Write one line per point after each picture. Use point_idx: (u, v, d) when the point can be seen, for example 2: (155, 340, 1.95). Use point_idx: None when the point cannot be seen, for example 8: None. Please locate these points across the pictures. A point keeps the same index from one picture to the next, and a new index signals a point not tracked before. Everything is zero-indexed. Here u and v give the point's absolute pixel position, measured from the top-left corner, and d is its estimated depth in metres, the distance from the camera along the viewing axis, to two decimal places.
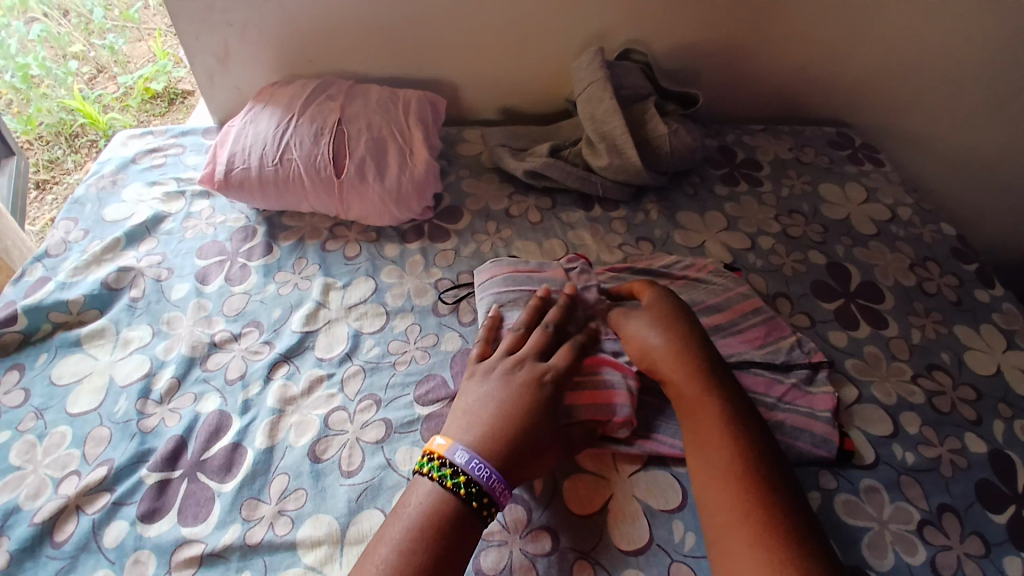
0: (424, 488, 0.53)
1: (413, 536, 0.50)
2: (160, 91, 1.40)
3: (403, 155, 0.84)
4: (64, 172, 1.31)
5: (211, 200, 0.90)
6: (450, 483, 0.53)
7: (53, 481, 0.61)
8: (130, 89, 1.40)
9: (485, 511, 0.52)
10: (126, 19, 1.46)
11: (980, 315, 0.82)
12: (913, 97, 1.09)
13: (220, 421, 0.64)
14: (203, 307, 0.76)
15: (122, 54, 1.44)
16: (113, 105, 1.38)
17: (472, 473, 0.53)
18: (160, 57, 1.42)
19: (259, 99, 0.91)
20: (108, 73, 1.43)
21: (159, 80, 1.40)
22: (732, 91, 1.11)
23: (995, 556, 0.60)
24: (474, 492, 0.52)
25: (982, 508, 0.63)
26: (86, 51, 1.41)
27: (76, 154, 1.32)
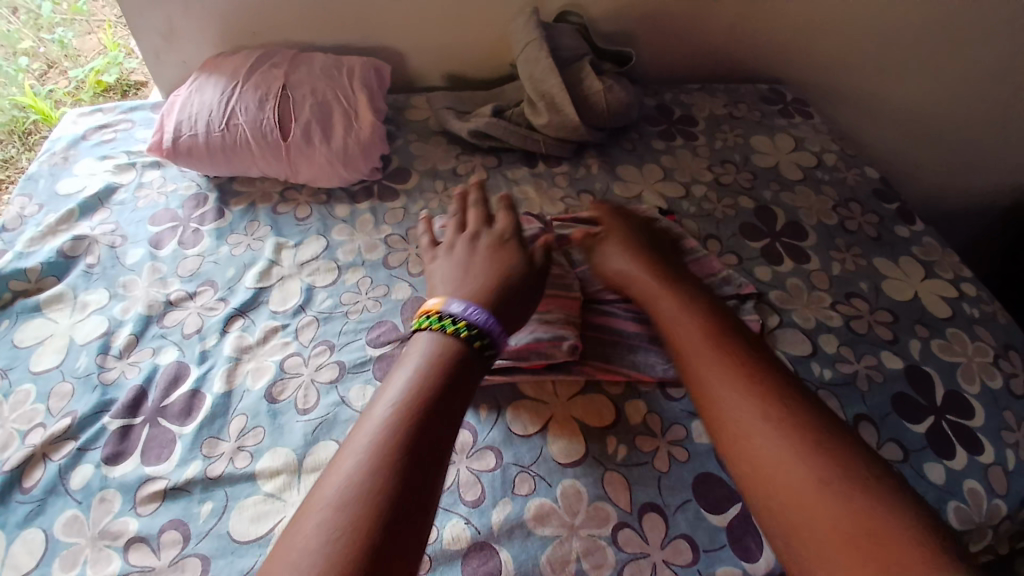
0: (422, 338, 0.56)
1: (415, 389, 0.51)
2: (113, 83, 1.31)
3: (349, 117, 0.87)
4: (20, 171, 1.19)
5: (162, 170, 0.92)
6: (454, 331, 0.56)
7: (20, 434, 0.63)
8: (82, 83, 1.29)
9: (485, 351, 0.56)
10: (75, 11, 1.33)
11: (899, 248, 0.89)
12: (839, 52, 1.15)
13: (179, 371, 0.67)
14: (158, 270, 0.78)
15: (73, 47, 1.31)
16: (66, 101, 1.28)
17: (470, 318, 0.57)
18: (112, 48, 1.33)
19: (203, 70, 0.93)
20: (59, 68, 1.30)
21: (111, 73, 1.31)
22: (669, 53, 1.16)
23: (915, 461, 0.67)
24: (475, 333, 0.56)
25: (899, 418, 0.70)
26: (35, 47, 1.28)
27: (31, 151, 1.21)
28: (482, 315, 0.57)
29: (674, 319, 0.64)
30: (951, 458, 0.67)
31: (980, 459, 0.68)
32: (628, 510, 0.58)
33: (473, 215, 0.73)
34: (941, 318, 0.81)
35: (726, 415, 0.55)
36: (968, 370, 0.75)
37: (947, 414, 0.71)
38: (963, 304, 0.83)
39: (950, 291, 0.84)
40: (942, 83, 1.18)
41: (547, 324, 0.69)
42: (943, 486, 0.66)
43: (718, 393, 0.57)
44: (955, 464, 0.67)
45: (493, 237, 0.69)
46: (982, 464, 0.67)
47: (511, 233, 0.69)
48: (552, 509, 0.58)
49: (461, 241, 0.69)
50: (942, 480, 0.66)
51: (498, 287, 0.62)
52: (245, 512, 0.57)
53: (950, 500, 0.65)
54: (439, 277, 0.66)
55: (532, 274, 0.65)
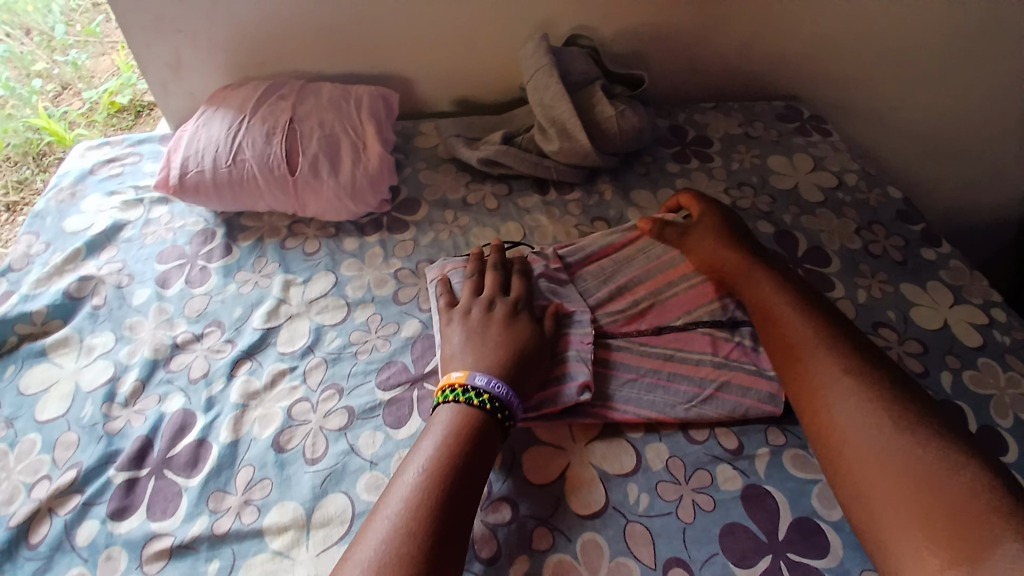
0: (443, 412, 0.59)
1: (429, 478, 0.53)
2: (126, 104, 1.27)
3: (356, 150, 0.86)
4: (34, 192, 1.18)
5: (170, 206, 0.91)
6: (476, 403, 0.58)
7: (26, 487, 0.62)
8: (96, 104, 1.26)
9: (505, 420, 0.59)
10: (88, 33, 1.30)
11: (927, 273, 0.86)
12: (857, 67, 1.12)
13: (184, 420, 0.66)
14: (164, 311, 0.77)
15: (86, 69, 1.28)
16: (80, 121, 1.24)
17: (493, 392, 0.59)
18: (124, 69, 1.29)
19: (210, 103, 0.92)
20: (73, 90, 1.27)
21: (125, 94, 1.27)
22: (682, 72, 1.13)
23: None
24: (497, 406, 0.59)
25: None
26: (49, 69, 1.27)
27: (45, 172, 1.19)
28: (503, 388, 0.59)
29: (769, 293, 0.68)
30: None
31: None
32: (651, 565, 0.55)
33: (490, 272, 0.73)
34: (972, 347, 0.77)
35: (819, 380, 0.59)
36: (1000, 403, 0.71)
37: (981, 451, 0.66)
38: (995, 332, 0.79)
39: (981, 318, 0.80)
40: (964, 96, 1.14)
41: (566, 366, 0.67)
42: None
43: (812, 366, 0.60)
44: None
45: (507, 305, 0.68)
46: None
47: (524, 303, 0.70)
48: (571, 566, 0.55)
49: (477, 301, 0.69)
50: None
51: (512, 364, 0.62)
52: (253, 572, 0.54)
53: None
54: (452, 346, 0.65)
55: (545, 348, 0.66)
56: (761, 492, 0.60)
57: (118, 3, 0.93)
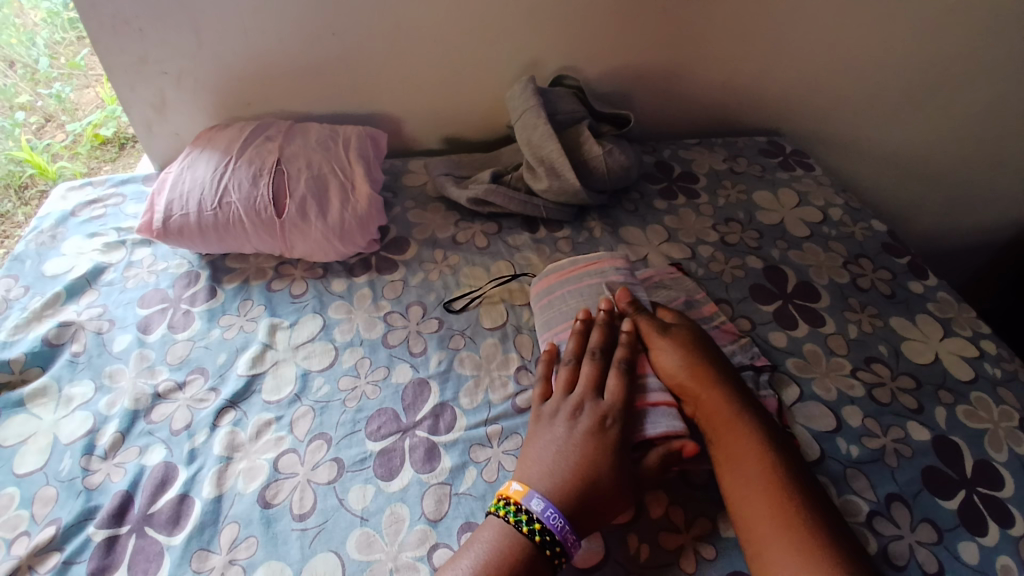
0: (499, 528, 0.55)
1: (489, 565, 0.52)
2: (111, 137, 1.27)
3: (344, 190, 0.85)
4: (15, 227, 1.13)
5: (153, 249, 0.89)
6: (525, 528, 0.54)
7: (5, 543, 0.59)
8: (79, 136, 1.23)
9: (556, 560, 0.54)
10: (73, 66, 1.22)
11: (915, 306, 0.86)
12: (834, 103, 1.15)
13: (166, 473, 0.63)
14: (146, 358, 0.74)
15: (70, 101, 1.23)
16: (63, 153, 1.22)
17: (546, 521, 0.54)
18: (109, 102, 1.25)
19: (196, 145, 0.91)
20: (57, 122, 1.23)
21: (109, 127, 1.26)
22: (665, 110, 1.16)
23: (948, 541, 0.61)
24: (547, 538, 0.54)
25: (930, 494, 0.65)
26: (32, 101, 1.19)
27: (27, 207, 1.16)
28: (559, 518, 0.54)
29: (678, 372, 0.66)
30: (984, 535, 0.62)
31: (1012, 533, 0.62)
32: None
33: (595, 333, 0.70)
34: (964, 381, 0.77)
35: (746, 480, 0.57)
36: (995, 436, 0.71)
37: (977, 486, 0.66)
38: (986, 364, 0.79)
39: (972, 350, 0.81)
40: (937, 130, 1.18)
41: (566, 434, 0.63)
42: (977, 566, 0.60)
43: (728, 463, 0.59)
44: (988, 541, 0.62)
45: (596, 417, 0.61)
46: (1013, 537, 0.62)
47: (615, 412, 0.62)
48: None
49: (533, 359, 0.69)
50: (976, 560, 0.60)
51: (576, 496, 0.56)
52: None
53: None
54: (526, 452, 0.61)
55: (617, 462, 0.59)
56: None
57: (103, 44, 0.92)
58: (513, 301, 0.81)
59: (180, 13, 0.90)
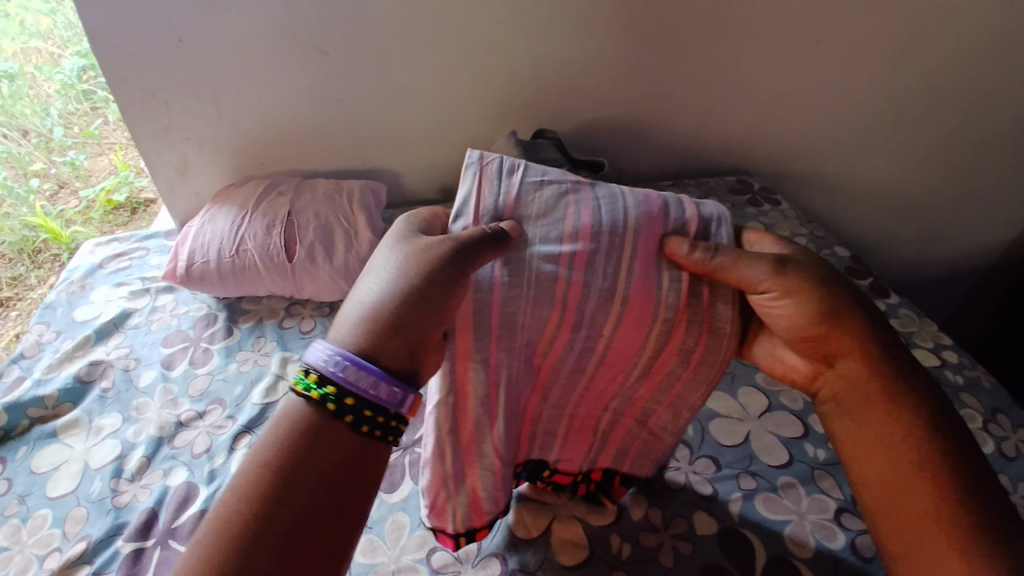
0: (294, 402, 0.44)
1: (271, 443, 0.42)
2: (123, 202, 1.38)
3: (349, 237, 0.94)
4: (27, 289, 1.25)
5: (175, 295, 0.98)
6: (318, 393, 0.43)
7: (38, 559, 0.65)
8: (93, 202, 1.35)
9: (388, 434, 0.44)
10: (87, 135, 1.36)
11: None
12: (797, 147, 1.24)
13: (188, 491, 0.69)
14: (169, 391, 0.81)
15: (84, 168, 1.36)
16: (76, 219, 1.32)
17: (335, 375, 0.43)
18: (123, 168, 1.39)
19: (216, 201, 1.01)
20: (70, 188, 1.35)
21: (122, 192, 1.38)
22: (641, 156, 1.26)
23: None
24: (344, 402, 0.43)
25: None
26: (46, 168, 1.32)
27: (39, 269, 1.27)
28: (350, 366, 0.43)
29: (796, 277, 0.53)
30: None
31: None
32: None
33: (552, 181, 0.53)
34: None
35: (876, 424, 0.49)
36: None
37: None
38: (946, 372, 0.86)
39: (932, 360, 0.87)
40: (899, 167, 1.26)
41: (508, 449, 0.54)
42: None
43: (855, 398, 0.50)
44: None
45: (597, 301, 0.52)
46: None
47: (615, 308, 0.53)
48: None
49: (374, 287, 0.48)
50: None
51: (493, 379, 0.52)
52: None
53: None
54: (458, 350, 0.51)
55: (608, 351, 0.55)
56: (736, 534, 0.65)
57: (134, 116, 1.05)
58: None
59: (202, 88, 1.03)
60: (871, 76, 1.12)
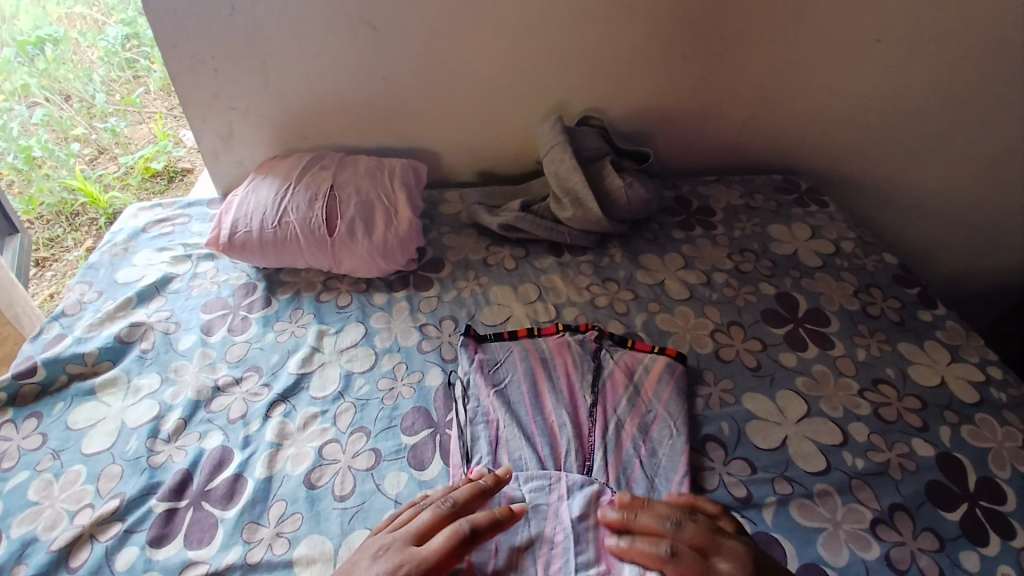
0: None
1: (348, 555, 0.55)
2: (160, 169, 1.42)
3: (388, 214, 0.95)
4: (64, 250, 1.29)
5: (215, 262, 1.00)
6: None
7: (70, 513, 0.66)
8: (131, 169, 1.41)
9: None
10: (128, 103, 1.47)
11: (924, 333, 0.90)
12: (849, 148, 1.20)
13: (222, 455, 0.70)
14: (207, 356, 0.83)
15: (124, 135, 1.45)
16: (114, 184, 1.38)
17: None
18: (161, 138, 1.45)
19: (259, 172, 1.02)
20: (109, 153, 1.43)
21: (160, 160, 1.42)
22: (686, 151, 1.23)
23: (950, 550, 0.64)
24: None
25: (933, 506, 0.68)
26: (87, 134, 1.41)
27: (76, 232, 1.31)
28: None
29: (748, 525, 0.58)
30: (986, 545, 0.64)
31: (1013, 544, 0.64)
32: None
33: None
34: (971, 403, 0.80)
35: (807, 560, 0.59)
36: (999, 456, 0.73)
37: (981, 500, 0.68)
38: (992, 388, 0.82)
39: (980, 375, 0.84)
40: (955, 174, 1.21)
41: (590, 456, 0.69)
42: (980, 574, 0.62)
43: None
44: (988, 551, 0.64)
45: None
46: (1015, 549, 0.64)
47: None
48: None
49: None
50: (977, 567, 0.62)
51: None
52: None
53: None
54: None
55: None
56: (767, 539, 0.64)
57: (184, 83, 1.06)
58: (538, 318, 0.89)
59: (252, 59, 1.04)
60: (935, 75, 1.07)
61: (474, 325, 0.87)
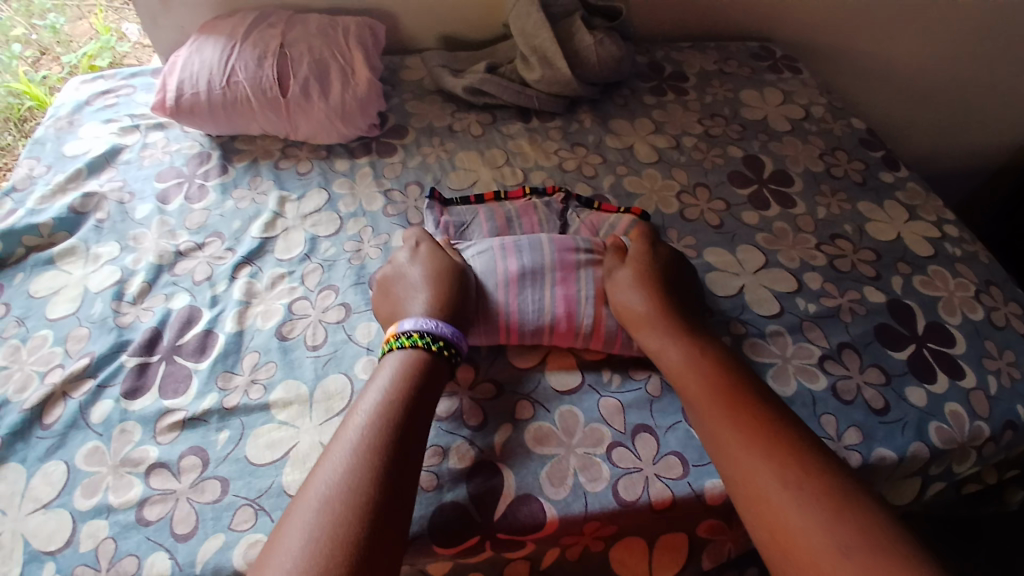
0: None
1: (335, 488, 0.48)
2: (106, 67, 1.25)
3: (345, 75, 0.89)
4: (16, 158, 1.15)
5: (165, 131, 0.94)
6: None
7: (42, 374, 0.67)
8: (76, 68, 1.25)
9: (451, 356, 0.60)
10: None
11: (885, 193, 0.92)
12: (832, 14, 1.15)
13: (190, 314, 0.71)
14: (166, 224, 0.81)
15: (65, 33, 1.27)
16: (61, 85, 1.22)
17: None
18: (102, 32, 1.29)
19: (201, 31, 0.94)
20: (52, 54, 1.25)
21: (104, 58, 1.26)
22: (662, 15, 1.16)
23: (896, 385, 0.69)
24: (432, 340, 0.59)
25: (880, 346, 0.73)
26: (27, 34, 1.25)
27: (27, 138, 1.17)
28: None
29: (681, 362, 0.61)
30: (934, 383, 0.70)
31: (964, 384, 0.70)
32: (622, 430, 0.62)
33: None
34: (924, 256, 0.83)
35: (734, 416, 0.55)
36: (949, 303, 0.78)
37: (929, 342, 0.74)
38: (947, 244, 0.85)
39: (934, 232, 0.87)
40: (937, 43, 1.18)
41: None
42: (926, 407, 0.68)
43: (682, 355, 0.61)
44: (937, 389, 0.69)
45: None
46: (964, 389, 0.70)
47: None
48: (550, 431, 0.62)
49: None
50: (924, 403, 0.68)
51: None
52: (260, 438, 0.61)
53: (931, 421, 0.67)
54: None
55: None
56: None
57: None
58: (505, 183, 0.88)
59: None
60: None
61: (439, 190, 0.85)
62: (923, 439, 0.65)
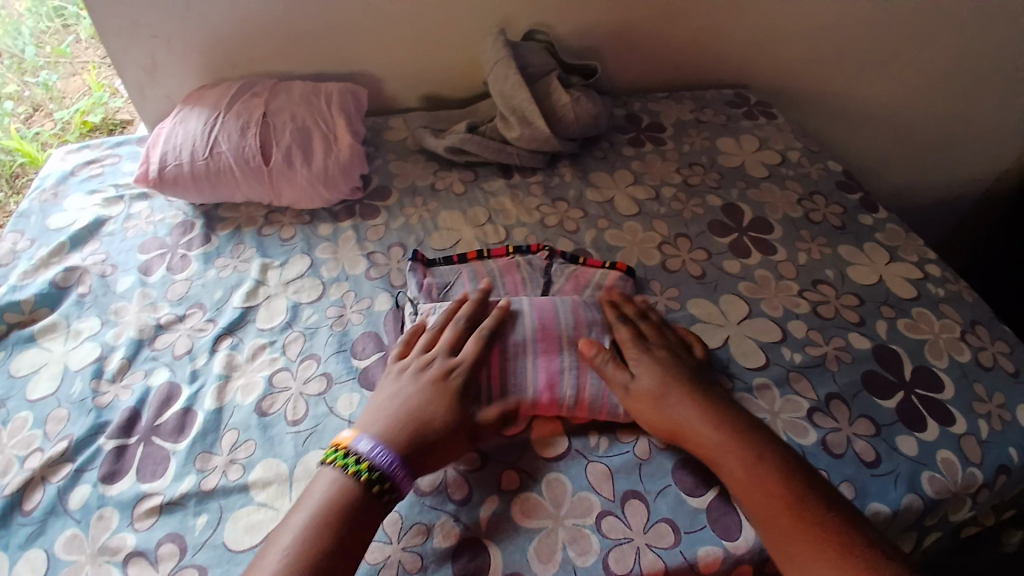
0: None
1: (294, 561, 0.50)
2: (98, 123, 1.26)
3: (327, 141, 0.91)
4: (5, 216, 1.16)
5: (150, 202, 0.95)
6: None
7: (19, 458, 0.65)
8: (68, 124, 1.26)
9: (383, 493, 0.55)
10: (59, 54, 1.30)
11: (864, 235, 0.93)
12: (801, 61, 1.18)
13: (171, 391, 0.70)
14: (148, 295, 0.81)
15: (57, 90, 1.28)
16: (52, 141, 1.24)
17: None
18: (96, 89, 1.28)
19: (186, 102, 0.96)
20: (44, 111, 1.28)
21: (96, 114, 1.26)
22: (637, 68, 1.19)
23: (885, 435, 0.68)
24: (377, 476, 0.55)
25: (868, 395, 0.72)
26: (20, 91, 1.27)
27: (16, 195, 1.19)
28: None
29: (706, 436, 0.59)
30: (923, 431, 0.69)
31: (953, 430, 0.69)
32: (611, 498, 0.61)
33: None
34: (907, 299, 0.83)
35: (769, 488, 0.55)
36: (935, 346, 0.77)
37: (916, 388, 0.73)
38: (929, 285, 0.85)
39: (915, 273, 0.87)
40: (904, 84, 1.21)
41: None
42: (917, 457, 0.67)
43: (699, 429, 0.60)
44: (927, 437, 0.68)
45: None
46: (954, 436, 0.69)
47: None
48: (537, 502, 0.60)
49: None
50: (915, 452, 0.67)
51: None
52: (239, 522, 0.59)
53: (922, 470, 0.66)
54: None
55: None
56: None
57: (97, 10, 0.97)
58: (487, 241, 0.88)
59: None
60: None
61: (421, 251, 0.85)
62: (915, 491, 0.64)
